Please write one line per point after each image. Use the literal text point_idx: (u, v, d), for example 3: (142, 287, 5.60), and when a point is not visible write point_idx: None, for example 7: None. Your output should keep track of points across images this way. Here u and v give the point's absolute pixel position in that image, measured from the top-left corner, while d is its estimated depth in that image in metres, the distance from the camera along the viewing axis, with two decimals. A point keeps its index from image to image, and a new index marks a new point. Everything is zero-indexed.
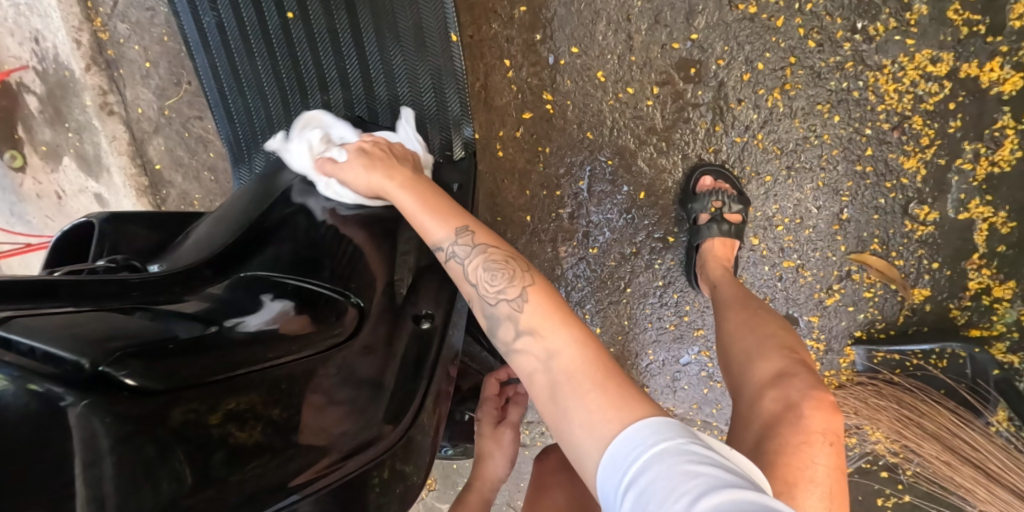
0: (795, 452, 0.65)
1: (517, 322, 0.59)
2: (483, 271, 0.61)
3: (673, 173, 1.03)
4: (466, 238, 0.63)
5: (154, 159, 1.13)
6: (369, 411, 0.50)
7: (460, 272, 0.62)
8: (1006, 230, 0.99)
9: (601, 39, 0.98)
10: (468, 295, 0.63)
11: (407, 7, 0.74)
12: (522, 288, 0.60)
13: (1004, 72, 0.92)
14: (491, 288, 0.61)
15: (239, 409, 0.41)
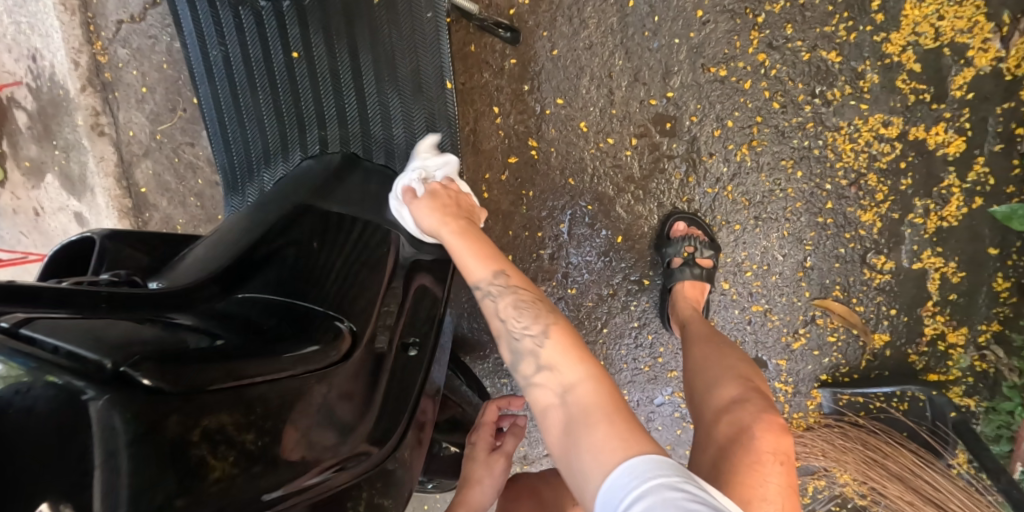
0: (747, 472, 0.70)
1: (538, 358, 0.65)
2: (512, 308, 0.70)
3: (649, 219, 1.10)
4: (498, 279, 0.72)
5: (140, 183, 1.23)
6: (355, 433, 0.52)
7: (494, 309, 0.71)
8: (956, 279, 1.06)
9: (584, 93, 1.06)
10: (497, 332, 0.71)
11: (408, 55, 0.84)
12: (544, 327, 0.67)
13: (948, 136, 1.01)
14: (517, 324, 0.69)
15: (222, 426, 0.41)
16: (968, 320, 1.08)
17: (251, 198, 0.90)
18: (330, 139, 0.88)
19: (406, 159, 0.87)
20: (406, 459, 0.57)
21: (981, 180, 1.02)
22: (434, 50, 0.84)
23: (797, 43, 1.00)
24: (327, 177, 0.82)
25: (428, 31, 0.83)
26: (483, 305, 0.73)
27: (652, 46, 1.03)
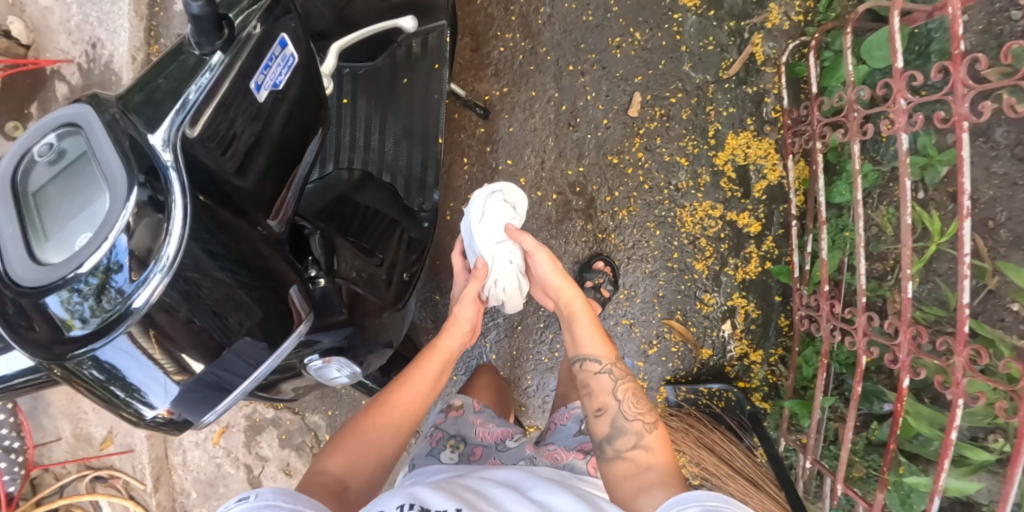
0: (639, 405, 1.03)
1: (640, 438, 0.99)
2: (630, 393, 1.04)
3: (557, 250, 1.61)
4: (616, 371, 1.06)
5: None
6: (378, 295, 1.00)
7: (609, 386, 1.05)
8: (754, 315, 1.61)
9: (525, 159, 1.60)
10: (607, 402, 1.03)
11: (419, 119, 1.35)
12: (652, 422, 1.01)
13: (751, 221, 1.57)
14: (630, 408, 1.02)
15: (344, 259, 0.91)
16: (763, 344, 1.61)
17: None
18: (355, 162, 1.31)
19: (405, 183, 1.35)
20: (371, 332, 0.97)
21: (769, 252, 1.58)
22: (436, 118, 1.35)
23: (662, 148, 1.56)
24: (352, 184, 1.26)
25: (433, 105, 1.35)
26: (597, 376, 1.06)
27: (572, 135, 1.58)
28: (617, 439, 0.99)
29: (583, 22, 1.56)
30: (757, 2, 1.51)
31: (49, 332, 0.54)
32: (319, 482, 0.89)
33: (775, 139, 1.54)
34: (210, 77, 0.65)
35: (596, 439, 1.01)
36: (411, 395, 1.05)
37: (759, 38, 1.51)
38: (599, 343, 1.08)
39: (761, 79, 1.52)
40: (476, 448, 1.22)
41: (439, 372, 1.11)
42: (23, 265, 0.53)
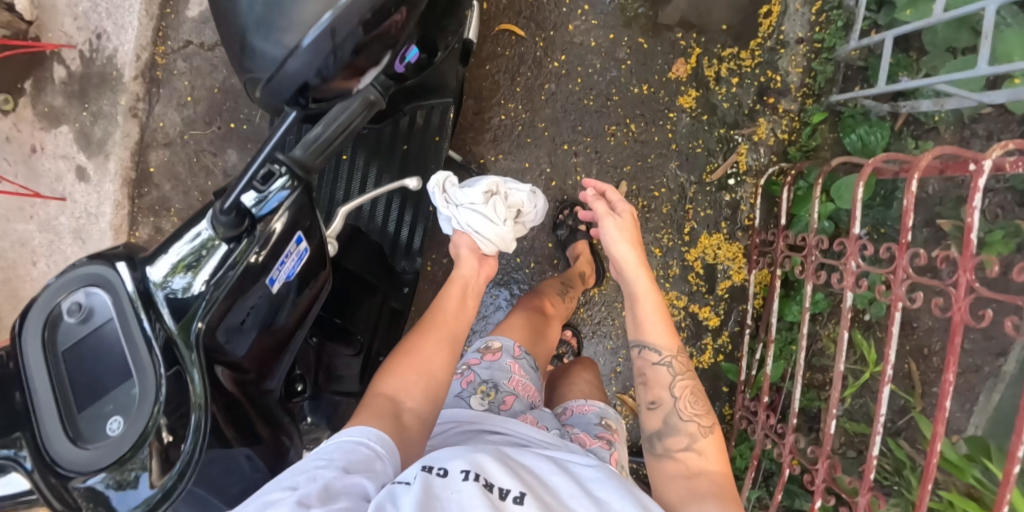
0: (694, 401, 1.11)
1: (693, 441, 1.07)
2: (687, 392, 1.11)
3: None
4: (675, 358, 1.14)
5: (150, 162, 1.77)
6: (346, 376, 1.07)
7: (668, 379, 1.13)
8: None
9: None
10: (666, 396, 1.12)
11: (414, 186, 1.39)
12: (708, 424, 1.09)
13: (711, 314, 1.67)
14: (688, 407, 1.10)
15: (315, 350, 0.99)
16: None
17: None
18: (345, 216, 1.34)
19: (391, 245, 1.38)
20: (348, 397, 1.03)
21: (723, 346, 1.68)
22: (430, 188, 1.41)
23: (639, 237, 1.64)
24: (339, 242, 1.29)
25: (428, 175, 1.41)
26: (656, 368, 1.14)
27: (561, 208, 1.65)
28: (667, 438, 1.08)
29: (583, 105, 1.64)
30: (748, 115, 1.60)
31: (68, 501, 0.64)
32: (374, 406, 0.92)
33: (744, 243, 1.64)
34: (228, 271, 0.74)
35: (648, 432, 1.09)
36: (441, 318, 1.08)
37: (744, 149, 1.61)
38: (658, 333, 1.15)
39: (740, 187, 1.62)
40: (507, 397, 1.12)
41: (463, 296, 1.14)
42: (60, 442, 0.66)
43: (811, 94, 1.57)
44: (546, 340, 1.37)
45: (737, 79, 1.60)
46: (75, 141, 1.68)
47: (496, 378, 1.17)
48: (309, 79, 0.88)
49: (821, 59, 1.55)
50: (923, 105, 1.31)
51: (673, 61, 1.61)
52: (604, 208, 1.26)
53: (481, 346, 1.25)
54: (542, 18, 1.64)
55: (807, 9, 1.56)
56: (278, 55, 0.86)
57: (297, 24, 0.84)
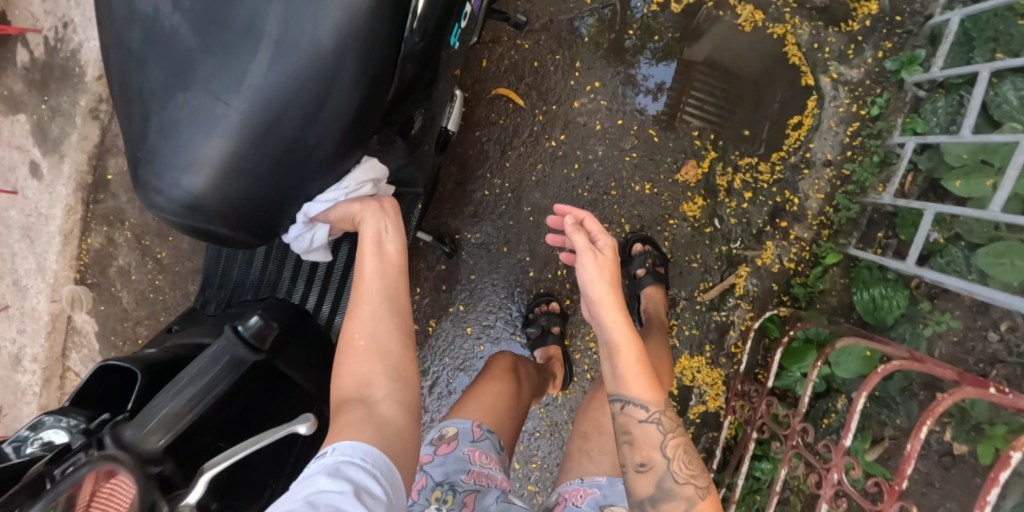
0: (689, 458, 1.01)
1: (692, 502, 0.98)
2: (678, 450, 1.01)
3: None
4: (664, 412, 1.01)
5: (108, 170, 1.57)
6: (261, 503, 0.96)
7: (658, 437, 1.00)
8: None
9: (481, 305, 1.53)
10: (657, 456, 1.01)
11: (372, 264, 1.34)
12: (704, 485, 1.00)
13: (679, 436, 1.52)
14: (682, 466, 1.00)
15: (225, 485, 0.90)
16: None
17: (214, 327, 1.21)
18: (296, 293, 1.31)
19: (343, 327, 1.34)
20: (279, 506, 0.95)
21: None
22: None
23: None
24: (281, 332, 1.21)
25: None
26: (644, 426, 1.00)
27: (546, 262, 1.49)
28: (662, 503, 0.98)
29: (577, 194, 1.48)
30: (755, 235, 1.43)
31: None
32: (346, 416, 0.78)
33: (727, 371, 1.48)
34: None
35: (639, 499, 0.99)
36: (373, 284, 0.87)
37: (745, 271, 1.44)
38: (639, 383, 0.99)
39: (732, 310, 1.46)
40: (468, 499, 0.99)
41: (391, 243, 0.89)
42: None
43: (828, 224, 1.39)
44: (519, 409, 1.22)
45: (750, 194, 1.43)
46: (31, 134, 1.53)
47: (450, 475, 1.02)
48: (215, 223, 0.74)
49: (846, 189, 1.38)
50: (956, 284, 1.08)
51: (683, 161, 1.44)
52: (581, 240, 1.02)
53: (435, 435, 1.11)
54: (546, 88, 1.47)
55: (842, 129, 1.38)
56: (174, 197, 0.72)
57: (199, 165, 0.70)
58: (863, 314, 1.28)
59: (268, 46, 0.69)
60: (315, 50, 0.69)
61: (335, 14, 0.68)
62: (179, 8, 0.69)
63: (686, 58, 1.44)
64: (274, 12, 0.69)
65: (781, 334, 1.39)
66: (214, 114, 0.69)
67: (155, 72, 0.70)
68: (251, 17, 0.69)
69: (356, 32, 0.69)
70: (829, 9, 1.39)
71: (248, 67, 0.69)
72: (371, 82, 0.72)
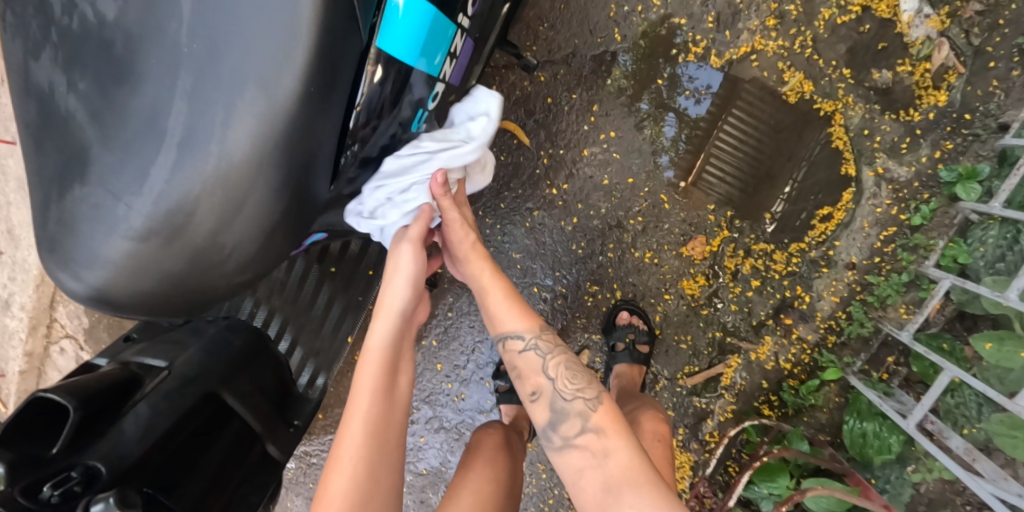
0: (579, 372, 0.89)
1: (587, 418, 0.84)
2: (562, 368, 0.89)
3: (443, 438, 1.52)
4: (545, 335, 0.92)
5: None
6: None
7: (541, 365, 0.89)
8: None
9: (455, 344, 1.47)
10: (544, 386, 0.89)
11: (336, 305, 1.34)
12: (596, 392, 0.87)
13: None
14: (568, 384, 0.88)
15: None
16: None
17: (167, 337, 1.19)
18: (258, 315, 1.30)
19: (304, 348, 1.33)
20: None
21: None
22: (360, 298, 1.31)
23: None
24: (234, 361, 1.17)
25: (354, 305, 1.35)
26: (523, 355, 0.90)
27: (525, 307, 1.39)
28: (562, 425, 0.86)
29: (571, 248, 1.36)
30: (754, 327, 1.32)
31: None
32: None
33: (696, 457, 1.37)
34: None
35: (540, 427, 0.88)
36: (371, 402, 0.80)
37: (736, 362, 1.33)
38: (510, 317, 0.92)
39: (714, 399, 1.35)
40: None
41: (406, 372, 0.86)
42: None
43: (835, 329, 1.27)
44: (514, 495, 1.08)
45: (758, 283, 1.30)
46: None
47: None
48: (132, 314, 0.68)
49: (863, 298, 1.25)
50: (946, 462, 1.04)
51: (691, 235, 1.32)
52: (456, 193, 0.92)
53: None
54: (555, 129, 1.34)
55: (875, 232, 1.24)
56: (78, 289, 0.66)
57: (100, 262, 0.64)
58: (849, 447, 1.18)
59: (170, 149, 0.61)
60: (224, 157, 0.61)
61: (248, 121, 0.60)
62: (74, 89, 0.62)
63: (734, 73, 1.27)
64: (178, 110, 0.60)
65: (759, 441, 1.28)
66: (112, 215, 0.63)
67: (50, 158, 0.63)
68: (153, 111, 0.61)
69: (272, 140, 0.61)
70: (890, 92, 1.22)
71: (152, 168, 0.61)
72: (296, 185, 0.65)
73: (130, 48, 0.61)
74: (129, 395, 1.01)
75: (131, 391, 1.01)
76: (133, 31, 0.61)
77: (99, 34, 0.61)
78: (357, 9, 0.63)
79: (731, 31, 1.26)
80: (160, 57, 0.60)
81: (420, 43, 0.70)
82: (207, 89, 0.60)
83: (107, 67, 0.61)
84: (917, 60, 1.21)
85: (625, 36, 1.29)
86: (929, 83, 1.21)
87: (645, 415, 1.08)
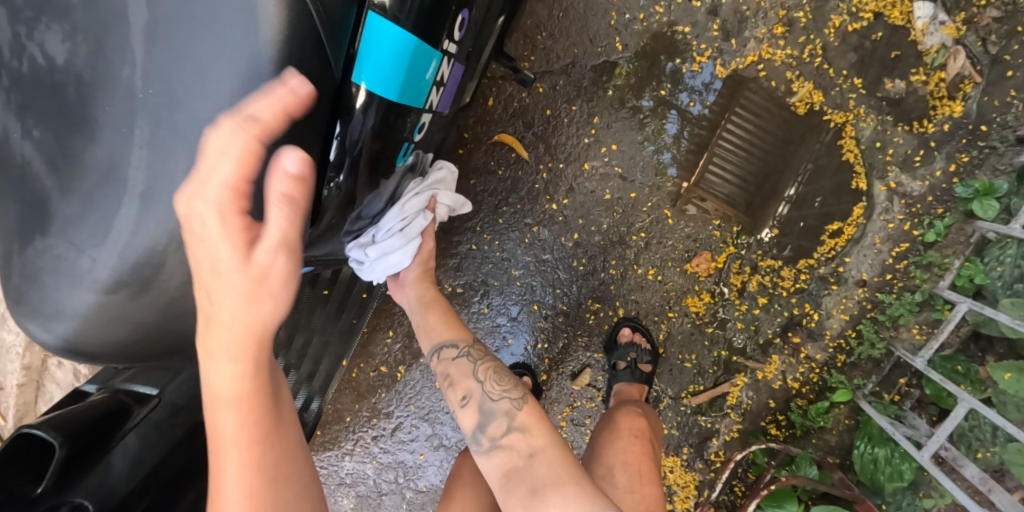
0: (505, 376, 0.94)
1: (510, 418, 0.88)
2: (489, 373, 0.94)
3: (442, 456, 1.49)
4: (477, 346, 0.99)
5: None
6: None
7: (471, 371, 0.95)
8: None
9: None
10: (473, 392, 0.93)
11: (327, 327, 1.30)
12: (520, 394, 0.91)
13: None
14: (494, 386, 0.92)
15: None
16: None
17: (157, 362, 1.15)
18: None
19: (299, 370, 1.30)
20: None
21: None
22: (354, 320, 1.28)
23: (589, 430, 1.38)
24: None
25: (347, 327, 1.32)
26: (456, 361, 0.97)
27: (525, 325, 1.35)
28: (488, 426, 0.88)
29: (571, 265, 1.32)
30: (761, 345, 1.28)
31: None
32: None
33: (701, 477, 1.33)
34: None
35: (467, 432, 0.90)
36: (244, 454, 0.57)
37: (742, 381, 1.29)
38: (444, 328, 1.01)
39: (719, 418, 1.31)
40: None
41: (284, 387, 0.64)
42: None
43: (845, 349, 1.23)
44: None
45: (765, 300, 1.26)
46: None
47: None
48: (108, 362, 0.65)
49: (875, 317, 1.21)
50: (963, 498, 1.01)
51: (695, 251, 1.28)
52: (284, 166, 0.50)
53: None
54: (555, 142, 1.29)
55: (887, 248, 1.19)
56: (50, 341, 0.62)
57: (68, 314, 0.60)
58: (860, 474, 1.16)
59: (133, 198, 0.57)
60: None
61: None
62: (30, 137, 0.59)
63: (739, 74, 1.22)
64: (138, 158, 0.56)
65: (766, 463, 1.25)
66: (77, 267, 0.59)
67: (12, 210, 0.60)
68: (111, 160, 0.57)
69: None
70: (903, 102, 1.18)
71: (115, 218, 0.57)
72: None
73: (82, 95, 0.57)
74: (117, 427, 0.97)
75: (118, 422, 0.97)
76: (85, 77, 0.57)
77: (49, 78, 0.58)
78: (328, 49, 0.60)
79: (737, 40, 1.21)
80: (115, 103, 0.57)
81: (399, 80, 0.67)
82: (167, 135, 0.56)
83: (61, 116, 0.58)
84: (932, 69, 1.16)
85: (627, 45, 1.24)
86: (944, 93, 1.16)
87: (621, 412, 1.12)
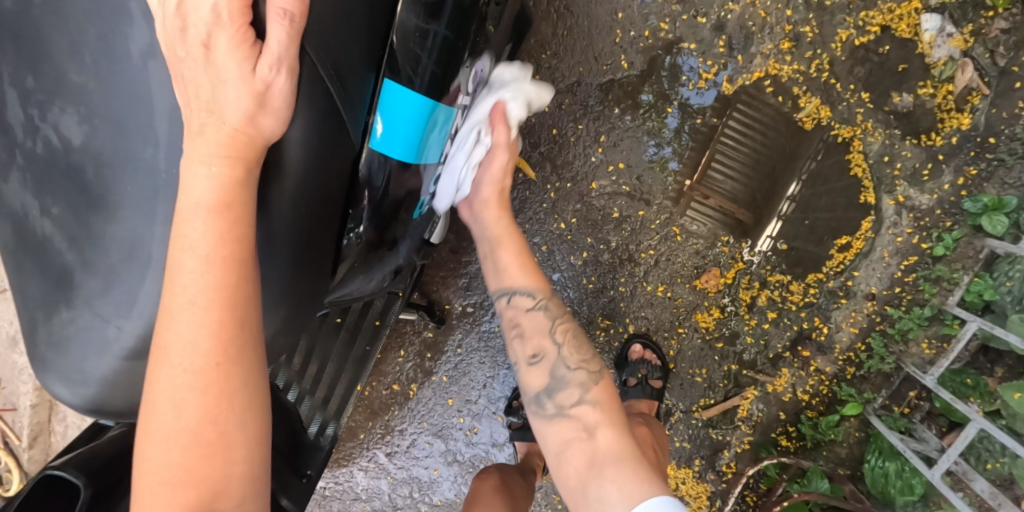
0: (578, 342, 0.86)
1: (582, 390, 0.81)
2: (567, 335, 0.85)
3: (456, 471, 1.50)
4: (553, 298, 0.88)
5: None
6: None
7: (546, 326, 0.85)
8: None
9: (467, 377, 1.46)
10: (547, 353, 0.84)
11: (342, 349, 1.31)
12: (591, 367, 0.83)
13: None
14: (569, 353, 0.84)
15: None
16: None
17: None
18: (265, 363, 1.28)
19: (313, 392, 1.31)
20: None
21: None
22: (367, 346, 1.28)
23: None
24: None
25: (359, 355, 1.31)
26: (529, 313, 0.86)
27: None
28: (557, 393, 0.82)
29: (580, 282, 1.33)
30: (771, 359, 1.29)
31: None
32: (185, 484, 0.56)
33: (713, 487, 1.35)
34: None
35: (534, 394, 0.83)
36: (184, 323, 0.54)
37: (752, 394, 1.30)
38: (518, 270, 0.87)
39: (730, 431, 1.32)
40: None
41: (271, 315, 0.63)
42: None
43: (854, 362, 1.24)
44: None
45: (774, 315, 1.27)
46: None
47: None
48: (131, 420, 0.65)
49: (885, 330, 1.22)
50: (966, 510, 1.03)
51: (704, 267, 1.28)
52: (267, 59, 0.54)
53: None
54: (562, 161, 1.29)
55: (895, 261, 1.20)
56: (72, 398, 0.61)
57: (91, 379, 0.59)
58: (871, 487, 1.19)
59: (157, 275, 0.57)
60: None
61: None
62: (49, 215, 0.59)
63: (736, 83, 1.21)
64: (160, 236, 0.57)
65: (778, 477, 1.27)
66: (102, 338, 0.58)
67: (35, 282, 0.61)
68: (132, 239, 0.57)
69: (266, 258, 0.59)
70: (911, 115, 1.17)
71: (138, 294, 0.57)
72: (294, 297, 0.63)
73: (101, 174, 0.57)
74: None
75: None
76: (103, 159, 0.57)
77: (67, 161, 0.58)
78: (345, 119, 0.61)
79: (743, 56, 1.20)
80: (134, 182, 0.56)
81: (416, 141, 0.68)
82: None
83: (80, 195, 0.58)
84: (939, 82, 1.15)
85: (633, 62, 1.23)
86: (952, 106, 1.15)
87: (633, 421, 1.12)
